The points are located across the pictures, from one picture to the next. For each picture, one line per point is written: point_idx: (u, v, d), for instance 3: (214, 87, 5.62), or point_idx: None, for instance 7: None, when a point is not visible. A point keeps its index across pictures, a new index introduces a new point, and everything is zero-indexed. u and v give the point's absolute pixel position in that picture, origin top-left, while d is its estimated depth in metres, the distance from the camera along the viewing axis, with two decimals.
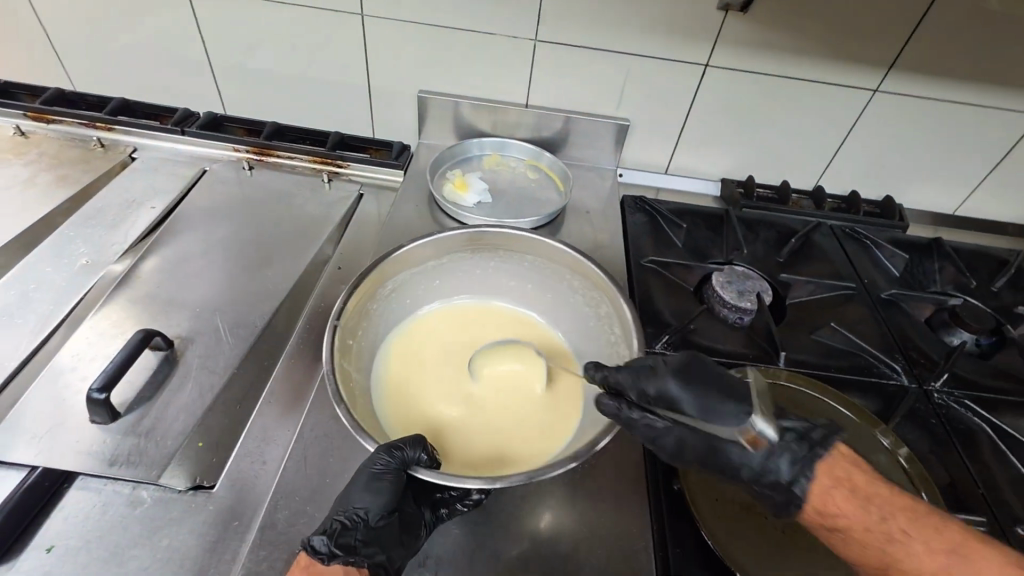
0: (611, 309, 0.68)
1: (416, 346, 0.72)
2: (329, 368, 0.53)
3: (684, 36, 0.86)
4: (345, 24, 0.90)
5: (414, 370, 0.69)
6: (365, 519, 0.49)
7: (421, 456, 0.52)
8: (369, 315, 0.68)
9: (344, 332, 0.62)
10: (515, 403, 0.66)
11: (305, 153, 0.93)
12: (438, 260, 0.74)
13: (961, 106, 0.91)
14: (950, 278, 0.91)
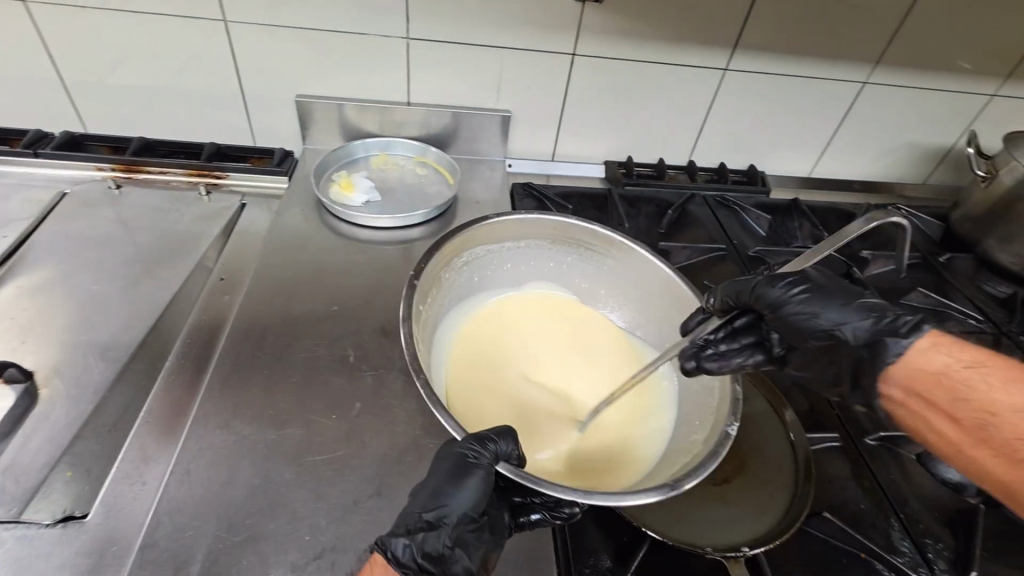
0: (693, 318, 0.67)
1: (490, 335, 0.73)
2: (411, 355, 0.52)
3: (548, 27, 0.91)
4: (207, 32, 0.87)
5: (492, 359, 0.69)
6: (454, 520, 0.46)
7: (512, 452, 0.49)
8: (441, 285, 0.69)
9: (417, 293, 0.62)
10: (605, 405, 0.66)
11: (179, 166, 0.89)
12: (516, 242, 0.74)
13: (800, 78, 1.02)
14: (807, 233, 1.02)
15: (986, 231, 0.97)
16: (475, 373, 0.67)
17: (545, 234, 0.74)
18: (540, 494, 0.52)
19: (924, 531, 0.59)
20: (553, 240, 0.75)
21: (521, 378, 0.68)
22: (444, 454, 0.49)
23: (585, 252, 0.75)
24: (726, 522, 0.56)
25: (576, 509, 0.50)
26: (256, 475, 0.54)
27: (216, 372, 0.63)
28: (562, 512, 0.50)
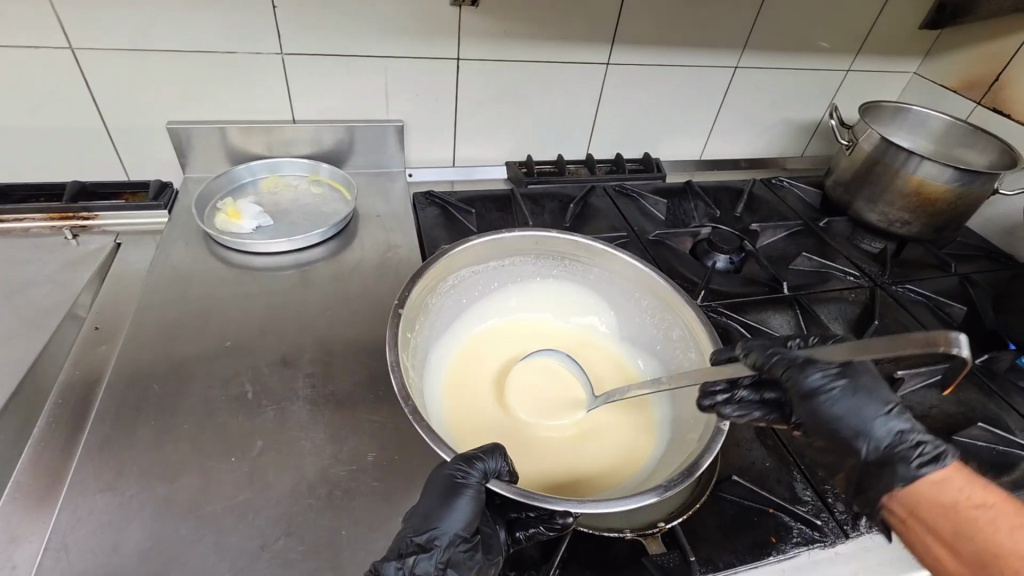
0: (680, 330, 0.70)
1: (481, 357, 0.74)
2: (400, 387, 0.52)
3: (429, 32, 0.90)
4: (53, 60, 0.79)
5: (482, 380, 0.70)
6: (444, 541, 0.45)
7: (502, 468, 0.49)
8: (426, 310, 0.69)
9: (402, 327, 0.62)
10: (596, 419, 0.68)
11: (36, 211, 0.80)
12: (502, 261, 0.77)
13: (678, 66, 1.07)
14: (703, 212, 1.08)
15: (855, 193, 1.05)
16: (473, 389, 0.69)
17: (528, 248, 0.76)
18: (533, 508, 0.51)
19: (823, 478, 0.63)
20: (537, 254, 0.77)
21: (521, 388, 0.70)
22: (433, 477, 0.48)
23: (575, 264, 0.78)
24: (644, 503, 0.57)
25: (570, 520, 0.48)
26: (145, 537, 0.50)
27: (94, 430, 0.57)
28: (556, 524, 0.49)
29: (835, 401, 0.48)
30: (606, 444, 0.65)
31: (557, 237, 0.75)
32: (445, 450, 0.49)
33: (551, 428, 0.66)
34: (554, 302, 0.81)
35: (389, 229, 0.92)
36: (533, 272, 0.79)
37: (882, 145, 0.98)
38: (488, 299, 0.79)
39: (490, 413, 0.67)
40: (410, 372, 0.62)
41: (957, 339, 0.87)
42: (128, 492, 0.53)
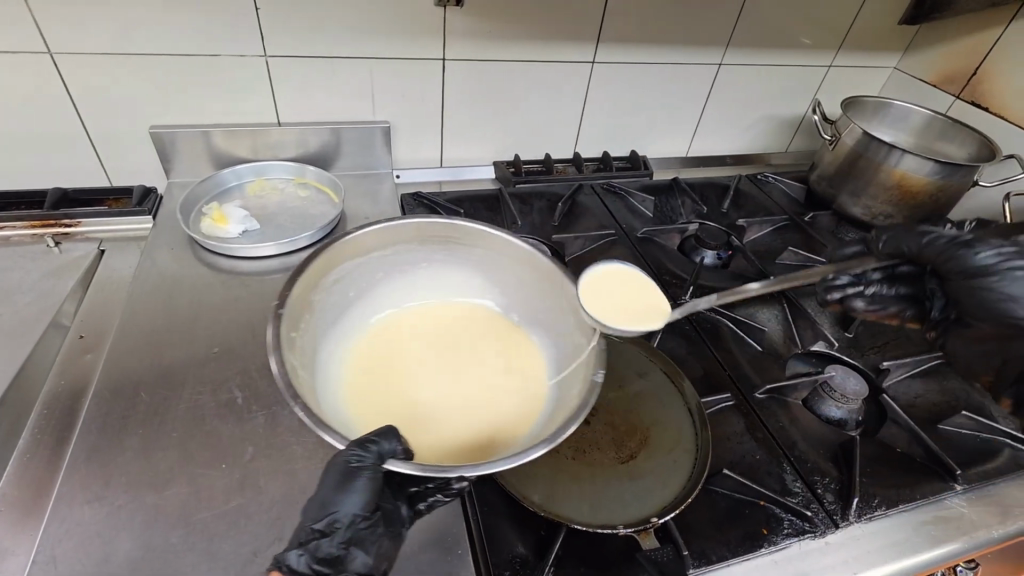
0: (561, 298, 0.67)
1: (372, 348, 0.70)
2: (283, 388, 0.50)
3: (413, 34, 0.90)
4: (32, 66, 0.78)
5: (371, 370, 0.66)
6: (345, 523, 0.45)
7: (398, 447, 0.48)
8: (312, 311, 0.65)
9: (285, 327, 0.58)
10: (479, 399, 0.64)
11: (17, 219, 0.79)
12: (385, 254, 0.73)
13: (662, 63, 1.08)
14: (690, 209, 1.08)
15: (839, 187, 1.07)
16: (360, 383, 0.65)
17: (411, 237, 0.72)
18: (431, 478, 0.51)
19: (812, 470, 0.64)
20: (419, 243, 0.73)
21: (402, 378, 0.66)
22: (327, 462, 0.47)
23: (457, 248, 0.74)
24: (635, 497, 0.57)
25: (465, 482, 0.49)
26: (135, 547, 0.49)
27: (82, 440, 0.57)
28: (453, 488, 0.49)
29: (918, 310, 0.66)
30: (489, 418, 0.62)
31: (439, 223, 0.71)
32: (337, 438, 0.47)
33: (433, 411, 0.62)
34: (443, 288, 0.77)
35: None
36: (418, 258, 0.75)
37: (864, 139, 0.99)
38: (377, 289, 0.74)
39: (375, 405, 0.62)
40: (303, 375, 0.58)
41: None
42: (116, 503, 0.52)
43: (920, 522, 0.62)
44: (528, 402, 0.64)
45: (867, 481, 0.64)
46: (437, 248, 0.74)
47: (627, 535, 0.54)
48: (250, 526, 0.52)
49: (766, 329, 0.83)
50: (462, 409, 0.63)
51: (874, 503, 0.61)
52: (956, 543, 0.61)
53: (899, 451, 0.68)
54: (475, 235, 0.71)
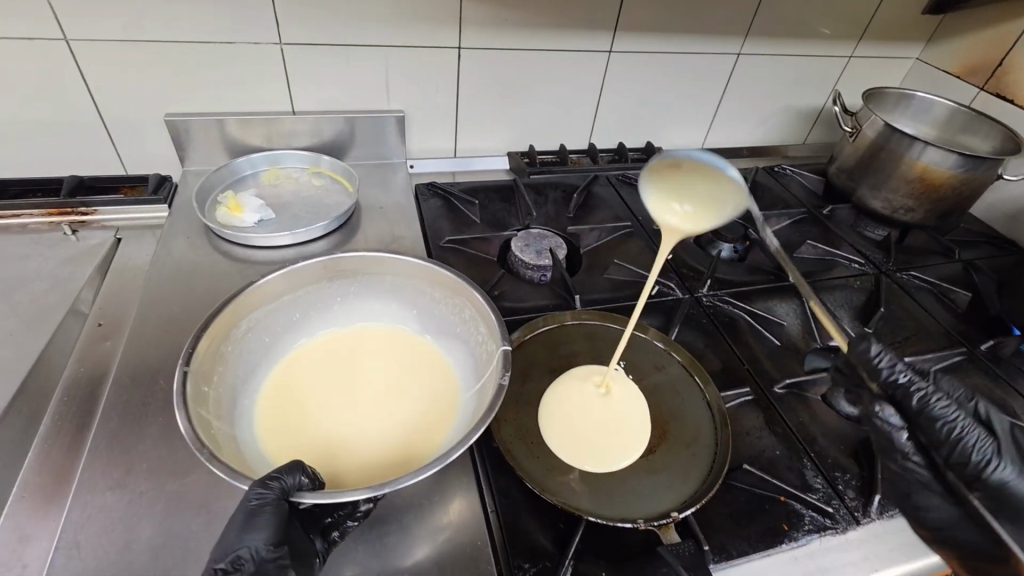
0: (472, 310, 0.63)
1: (295, 386, 0.61)
2: (188, 428, 0.46)
3: (429, 23, 0.89)
4: (48, 53, 0.78)
5: (296, 410, 0.59)
6: (250, 561, 0.41)
7: (303, 481, 0.45)
8: (224, 359, 0.58)
9: (193, 381, 0.52)
10: (400, 426, 0.58)
11: (34, 206, 0.79)
12: (294, 294, 0.65)
13: (679, 53, 1.06)
14: None
15: (859, 180, 1.05)
16: (286, 423, 0.57)
17: (317, 275, 0.66)
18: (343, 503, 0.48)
19: (833, 466, 0.63)
20: (326, 279, 0.67)
21: (326, 411, 0.59)
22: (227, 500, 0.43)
23: (367, 280, 0.69)
24: (658, 493, 0.57)
25: (369, 506, 0.48)
26: (156, 533, 0.49)
27: (102, 426, 0.57)
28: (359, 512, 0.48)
29: (954, 418, 0.54)
30: (411, 447, 0.56)
31: (343, 256, 0.66)
32: (241, 480, 0.44)
33: (355, 446, 0.55)
34: (365, 318, 0.70)
35: (392, 220, 0.91)
36: (330, 297, 0.68)
37: (887, 132, 0.97)
38: (291, 330, 0.66)
39: (299, 450, 0.55)
40: (215, 426, 0.52)
41: (962, 325, 0.86)
42: (138, 489, 0.52)
43: None
44: (439, 414, 0.59)
45: None
46: (347, 282, 0.68)
47: (646, 528, 0.54)
48: None
49: (784, 324, 0.82)
50: (383, 437, 0.56)
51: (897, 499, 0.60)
52: None
53: None
54: (377, 259, 0.67)
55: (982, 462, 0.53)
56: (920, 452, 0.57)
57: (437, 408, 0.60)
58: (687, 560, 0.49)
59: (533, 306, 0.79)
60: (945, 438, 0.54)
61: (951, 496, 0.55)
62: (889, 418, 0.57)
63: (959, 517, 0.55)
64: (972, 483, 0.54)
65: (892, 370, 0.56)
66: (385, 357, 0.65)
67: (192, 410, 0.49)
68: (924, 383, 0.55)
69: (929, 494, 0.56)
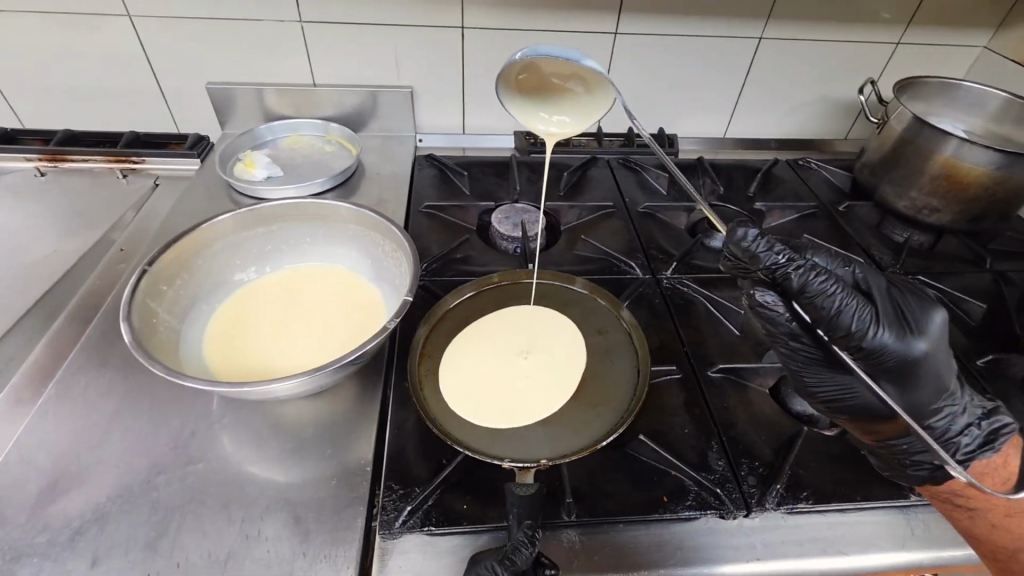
0: (405, 265, 0.67)
1: (248, 306, 0.69)
2: (126, 323, 0.55)
3: (432, 3, 0.95)
4: (115, 26, 0.94)
5: (243, 324, 0.67)
6: None
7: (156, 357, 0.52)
8: (193, 269, 0.67)
9: (152, 279, 0.61)
10: (315, 348, 0.64)
11: (98, 153, 0.96)
12: (267, 228, 0.73)
13: (693, 36, 1.03)
14: (709, 190, 1.04)
15: (882, 176, 0.96)
16: (228, 334, 0.65)
17: (287, 214, 0.72)
18: None
19: (742, 452, 0.61)
20: (298, 220, 0.73)
21: (265, 327, 0.67)
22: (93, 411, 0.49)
23: (331, 225, 0.74)
24: (547, 443, 0.60)
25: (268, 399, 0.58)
26: (109, 411, 0.60)
27: (97, 326, 0.70)
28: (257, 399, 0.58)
29: (835, 293, 0.47)
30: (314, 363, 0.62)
31: (312, 201, 0.72)
32: (136, 348, 0.53)
33: (272, 360, 0.63)
34: (327, 260, 0.76)
35: (385, 186, 0.98)
36: (300, 237, 0.75)
37: (910, 122, 0.89)
38: (259, 260, 0.74)
39: (230, 356, 0.63)
40: (161, 317, 0.61)
41: (965, 338, 0.78)
42: (107, 375, 0.64)
43: (852, 524, 0.58)
44: (351, 340, 0.65)
45: (799, 472, 0.60)
46: (315, 225, 0.74)
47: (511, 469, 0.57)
48: (197, 411, 0.61)
49: None
50: (296, 354, 0.63)
51: (801, 495, 0.58)
52: (890, 555, 0.56)
53: (860, 451, 0.63)
54: (338, 207, 0.72)
55: (864, 331, 0.48)
56: (806, 332, 0.50)
57: (352, 338, 0.65)
58: (526, 512, 0.51)
59: (489, 270, 0.83)
60: (826, 315, 0.48)
61: (837, 368, 0.51)
62: (768, 302, 0.50)
63: (848, 386, 0.50)
64: (857, 354, 0.49)
65: (769, 252, 0.48)
66: (330, 294, 0.71)
67: (139, 298, 0.58)
68: (797, 259, 0.48)
69: (820, 370, 0.51)
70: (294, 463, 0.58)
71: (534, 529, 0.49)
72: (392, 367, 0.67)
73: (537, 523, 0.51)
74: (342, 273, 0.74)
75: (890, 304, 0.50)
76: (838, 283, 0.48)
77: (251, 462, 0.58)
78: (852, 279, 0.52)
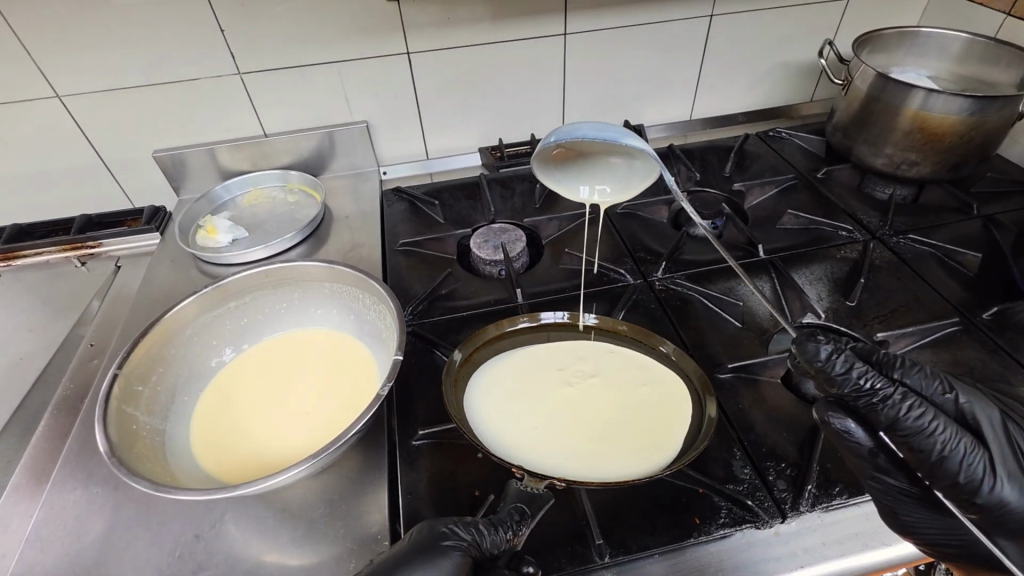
0: (390, 317, 0.64)
1: (232, 387, 0.66)
2: (105, 438, 0.51)
3: (372, 34, 0.92)
4: (46, 110, 0.90)
5: (231, 409, 0.63)
6: None
7: (137, 479, 0.49)
8: (166, 360, 0.63)
9: (124, 382, 0.58)
10: (307, 423, 0.61)
11: (51, 244, 0.92)
12: (240, 299, 0.70)
13: (644, 24, 1.01)
14: (684, 177, 1.02)
15: (856, 137, 0.95)
16: (216, 422, 0.62)
17: (259, 281, 0.69)
18: None
19: (766, 455, 0.59)
20: (269, 285, 0.70)
21: (255, 407, 0.63)
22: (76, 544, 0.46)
23: (306, 285, 0.71)
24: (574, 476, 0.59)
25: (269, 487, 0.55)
26: (106, 526, 0.57)
27: (77, 436, 0.65)
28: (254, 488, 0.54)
29: (936, 433, 0.47)
30: (308, 439, 0.59)
31: (279, 266, 0.70)
32: (117, 467, 0.49)
33: (265, 443, 0.59)
34: (306, 322, 0.72)
35: (356, 228, 0.95)
36: (275, 303, 0.72)
37: (876, 81, 0.87)
38: (236, 334, 0.70)
39: (222, 446, 0.60)
40: (140, 420, 0.58)
41: (966, 292, 0.76)
42: (95, 488, 0.60)
43: None
44: (345, 408, 0.62)
45: (827, 466, 0.58)
46: (289, 288, 0.71)
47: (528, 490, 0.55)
48: (197, 510, 0.58)
49: (747, 303, 0.77)
50: (288, 433, 0.60)
51: (835, 491, 0.56)
52: None
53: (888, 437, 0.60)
54: (307, 267, 0.69)
55: (976, 482, 0.47)
56: (898, 468, 0.51)
57: (346, 405, 0.62)
58: (525, 501, 0.54)
59: (477, 301, 0.80)
60: (927, 457, 0.48)
61: (935, 507, 0.50)
62: (852, 433, 0.51)
63: (954, 530, 0.50)
64: (969, 510, 0.48)
65: (849, 375, 0.49)
66: (315, 356, 0.68)
67: (114, 405, 0.55)
68: (891, 392, 0.49)
69: (920, 510, 0.50)
70: (308, 551, 0.55)
71: (522, 519, 0.52)
72: (393, 425, 0.64)
73: (532, 510, 0.53)
74: (324, 332, 0.71)
75: (1005, 447, 0.48)
76: (940, 421, 0.47)
77: (261, 557, 0.54)
78: (956, 411, 0.50)
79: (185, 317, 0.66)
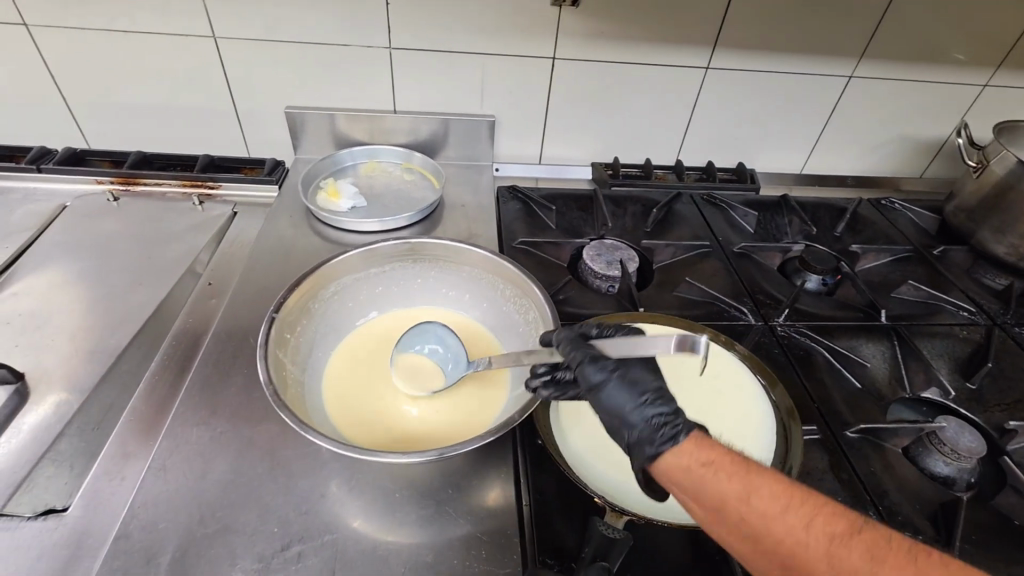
0: (536, 314, 0.63)
1: (360, 349, 0.65)
2: (266, 379, 0.51)
3: (524, 34, 0.93)
4: (198, 49, 0.91)
5: (359, 370, 0.63)
6: None
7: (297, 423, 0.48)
8: (309, 314, 0.63)
9: (277, 326, 0.58)
10: (428, 400, 0.60)
11: (173, 177, 0.93)
12: (380, 268, 0.69)
13: (783, 72, 1.01)
14: (797, 229, 1.01)
15: (980, 221, 0.94)
16: (342, 379, 0.61)
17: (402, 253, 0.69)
18: None
19: (902, 524, 0.58)
20: (412, 259, 0.70)
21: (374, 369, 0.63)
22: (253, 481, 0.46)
23: (446, 266, 0.71)
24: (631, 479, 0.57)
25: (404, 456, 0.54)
26: (230, 469, 0.56)
27: (199, 371, 0.65)
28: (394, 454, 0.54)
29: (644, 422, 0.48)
30: (438, 419, 0.58)
31: (425, 241, 0.69)
32: (281, 409, 0.49)
33: (392, 412, 0.59)
34: (436, 301, 0.72)
35: (470, 219, 0.95)
36: (411, 276, 0.71)
37: (1016, 169, 0.86)
38: (369, 301, 0.70)
39: (349, 403, 0.59)
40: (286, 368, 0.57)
41: None
42: (219, 428, 0.60)
43: None
44: (477, 395, 0.61)
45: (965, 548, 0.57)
46: (427, 265, 0.71)
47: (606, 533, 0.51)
48: (323, 470, 0.57)
49: (870, 366, 0.75)
50: (414, 407, 0.59)
51: None
52: None
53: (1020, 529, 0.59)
54: (456, 248, 0.69)
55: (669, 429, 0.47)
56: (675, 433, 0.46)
57: (477, 392, 0.61)
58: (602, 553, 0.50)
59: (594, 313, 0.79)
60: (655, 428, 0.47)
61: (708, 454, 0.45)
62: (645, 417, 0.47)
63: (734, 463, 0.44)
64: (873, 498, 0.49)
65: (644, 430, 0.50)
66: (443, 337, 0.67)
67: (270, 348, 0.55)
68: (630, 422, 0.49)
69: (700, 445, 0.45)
70: (435, 534, 0.53)
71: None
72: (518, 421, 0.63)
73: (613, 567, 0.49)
74: (454, 316, 0.71)
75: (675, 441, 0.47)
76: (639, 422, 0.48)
77: (387, 531, 0.53)
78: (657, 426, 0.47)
79: (329, 275, 0.66)
